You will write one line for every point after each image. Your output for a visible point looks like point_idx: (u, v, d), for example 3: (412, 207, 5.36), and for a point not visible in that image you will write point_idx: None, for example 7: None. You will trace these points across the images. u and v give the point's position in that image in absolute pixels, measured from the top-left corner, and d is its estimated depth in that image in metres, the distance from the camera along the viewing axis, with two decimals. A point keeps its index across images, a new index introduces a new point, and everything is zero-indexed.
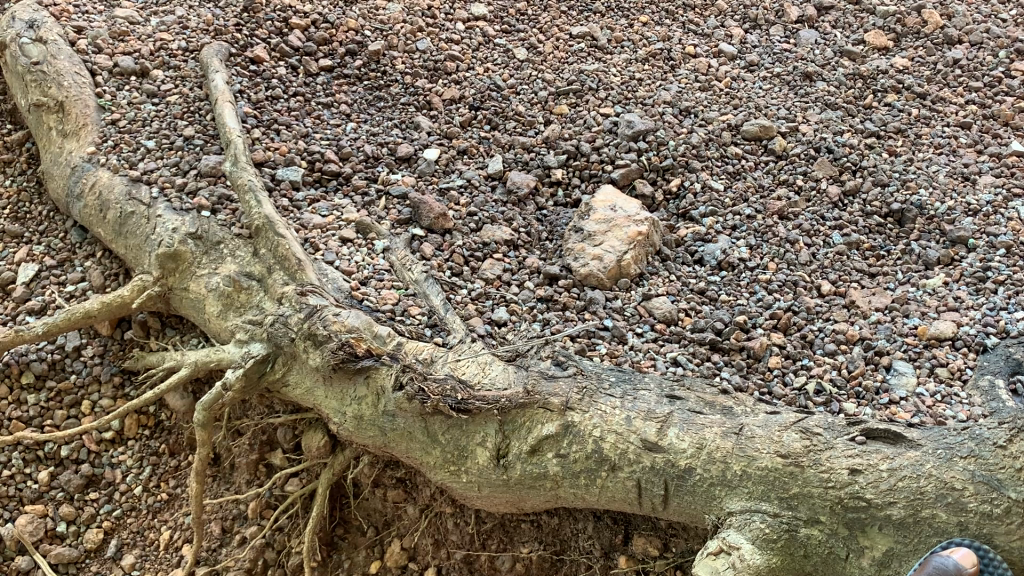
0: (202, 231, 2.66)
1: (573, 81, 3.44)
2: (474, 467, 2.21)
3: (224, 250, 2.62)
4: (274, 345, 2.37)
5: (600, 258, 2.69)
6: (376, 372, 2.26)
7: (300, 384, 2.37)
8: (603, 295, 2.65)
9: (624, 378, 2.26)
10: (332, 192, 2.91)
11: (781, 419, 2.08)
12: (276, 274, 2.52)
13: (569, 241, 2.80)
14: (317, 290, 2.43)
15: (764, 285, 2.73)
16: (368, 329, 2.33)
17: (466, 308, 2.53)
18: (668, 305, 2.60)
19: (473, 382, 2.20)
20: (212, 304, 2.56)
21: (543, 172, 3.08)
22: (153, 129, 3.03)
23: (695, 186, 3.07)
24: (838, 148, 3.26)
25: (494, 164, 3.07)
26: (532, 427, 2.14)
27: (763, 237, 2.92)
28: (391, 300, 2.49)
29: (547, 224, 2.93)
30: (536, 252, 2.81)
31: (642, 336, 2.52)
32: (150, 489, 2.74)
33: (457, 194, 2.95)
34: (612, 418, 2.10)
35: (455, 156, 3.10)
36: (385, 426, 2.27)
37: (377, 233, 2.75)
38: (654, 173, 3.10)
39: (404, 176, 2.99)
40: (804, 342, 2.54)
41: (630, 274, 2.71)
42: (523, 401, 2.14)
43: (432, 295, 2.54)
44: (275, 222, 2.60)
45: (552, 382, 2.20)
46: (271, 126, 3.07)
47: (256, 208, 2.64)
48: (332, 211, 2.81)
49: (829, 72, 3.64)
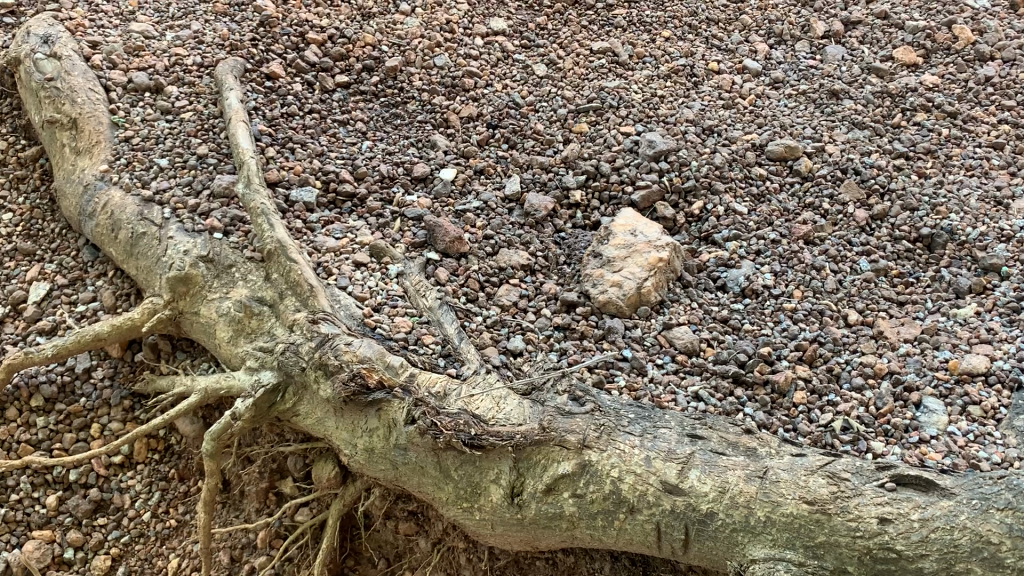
0: (214, 254, 2.62)
1: (593, 99, 3.37)
2: (487, 505, 2.14)
3: (236, 274, 2.58)
4: (284, 375, 2.31)
5: (619, 285, 2.62)
6: (388, 405, 2.20)
7: (311, 415, 2.32)
8: (623, 323, 2.58)
9: (643, 416, 2.19)
10: (347, 214, 2.85)
11: (807, 462, 2.00)
12: (287, 300, 2.46)
13: (587, 266, 2.73)
14: (329, 317, 2.38)
15: (790, 314, 2.66)
16: (381, 360, 2.28)
17: (481, 337, 2.47)
18: (690, 335, 2.53)
19: (487, 417, 2.14)
20: (222, 329, 2.51)
21: (562, 193, 3.01)
22: (167, 147, 3.00)
23: (718, 209, 2.99)
24: (866, 170, 3.17)
25: (511, 185, 3.01)
26: (548, 465, 2.07)
27: (788, 263, 2.84)
28: (404, 328, 2.44)
29: (566, 248, 2.86)
30: (553, 277, 2.75)
31: (663, 368, 2.45)
32: (159, 515, 2.70)
33: (474, 216, 2.89)
34: (631, 459, 2.04)
35: (472, 176, 3.04)
36: (396, 460, 2.21)
37: (391, 257, 2.68)
38: (676, 195, 3.02)
39: (420, 197, 2.93)
40: (831, 375, 2.46)
41: (651, 302, 2.63)
42: (539, 438, 2.08)
43: (446, 323, 2.48)
44: (288, 246, 2.54)
45: (568, 419, 2.13)
46: (286, 144, 3.02)
47: (268, 231, 2.58)
48: (346, 234, 2.75)
49: (856, 90, 3.55)
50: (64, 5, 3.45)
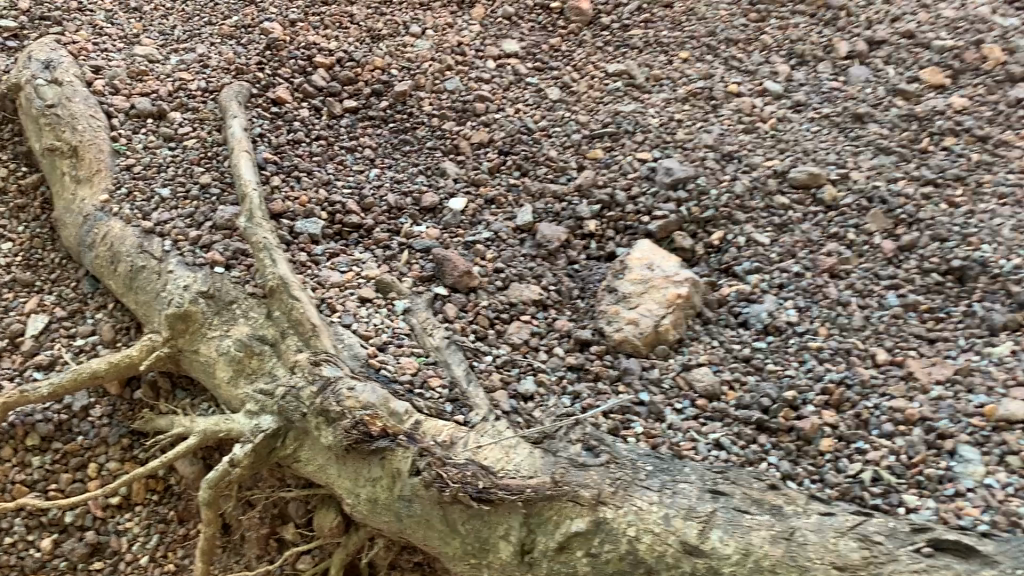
0: (214, 290, 2.52)
1: (609, 124, 3.26)
2: (497, 562, 2.05)
3: (237, 311, 2.48)
4: (285, 420, 2.23)
5: (635, 323, 2.51)
6: (392, 454, 2.10)
7: (312, 461, 2.23)
8: (639, 363, 2.47)
9: (662, 468, 2.09)
10: (353, 246, 2.74)
11: (837, 522, 1.88)
12: (289, 339, 2.35)
13: (602, 302, 2.62)
14: (332, 359, 2.27)
15: (815, 354, 2.53)
16: (385, 405, 2.17)
17: (491, 379, 2.37)
18: (710, 378, 2.42)
19: (496, 469, 2.04)
20: (222, 368, 2.41)
21: (576, 223, 2.90)
22: (169, 176, 2.92)
23: (739, 240, 2.87)
24: (893, 198, 3.04)
25: (524, 215, 2.90)
26: (560, 522, 1.98)
27: (813, 297, 2.71)
28: (410, 370, 2.33)
29: (579, 281, 2.75)
30: (567, 313, 2.64)
31: (682, 413, 2.34)
32: (157, 559, 2.60)
33: (484, 247, 2.78)
34: (649, 516, 1.93)
35: (482, 206, 2.93)
36: (401, 512, 2.11)
37: (398, 292, 2.57)
38: (695, 225, 2.91)
39: (429, 228, 2.82)
40: (859, 421, 2.34)
41: (669, 341, 2.52)
42: (551, 493, 1.98)
43: (455, 364, 2.37)
44: (291, 283, 2.43)
45: (582, 472, 2.04)
46: (291, 173, 2.91)
47: (270, 267, 2.46)
48: (352, 267, 2.63)
49: (881, 113, 3.43)
50: (68, 29, 3.38)
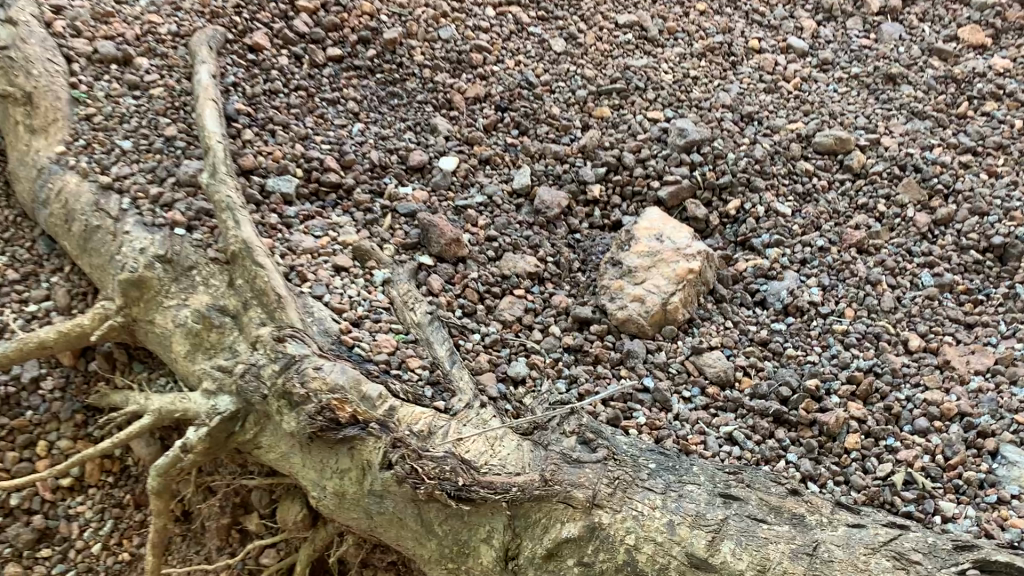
0: (173, 254, 2.27)
1: (617, 79, 2.97)
2: (477, 568, 1.81)
3: (197, 277, 2.24)
4: (244, 401, 1.98)
5: (641, 300, 2.24)
6: (362, 443, 1.85)
7: (274, 448, 1.99)
8: (644, 346, 2.22)
9: (666, 466, 1.83)
10: (330, 208, 2.48)
11: (867, 536, 1.63)
12: (252, 311, 2.10)
13: (605, 276, 2.35)
14: (298, 334, 2.01)
15: (840, 338, 2.27)
16: (355, 388, 1.91)
17: (478, 360, 2.12)
18: (724, 362, 2.16)
19: (478, 463, 1.79)
20: (179, 342, 2.17)
21: (578, 187, 2.63)
22: (132, 127, 2.65)
23: (758, 209, 2.61)
24: (928, 166, 2.76)
25: (520, 176, 2.62)
26: (549, 526, 1.74)
27: (838, 275, 2.45)
28: (387, 349, 2.07)
29: (580, 252, 2.50)
30: (565, 288, 2.39)
31: (691, 403, 2.10)
32: (110, 547, 2.40)
33: (476, 213, 2.51)
34: (651, 523, 1.69)
35: (476, 166, 2.65)
36: (371, 509, 1.87)
37: (377, 261, 2.30)
38: (709, 192, 2.63)
39: (415, 189, 2.55)
40: (889, 415, 2.08)
41: (677, 321, 2.26)
42: (540, 494, 1.74)
43: (437, 343, 2.11)
44: (255, 248, 2.15)
45: (576, 469, 1.79)
46: (266, 126, 2.62)
47: (232, 229, 2.18)
48: (328, 231, 2.36)
49: (916, 74, 3.13)
50: None
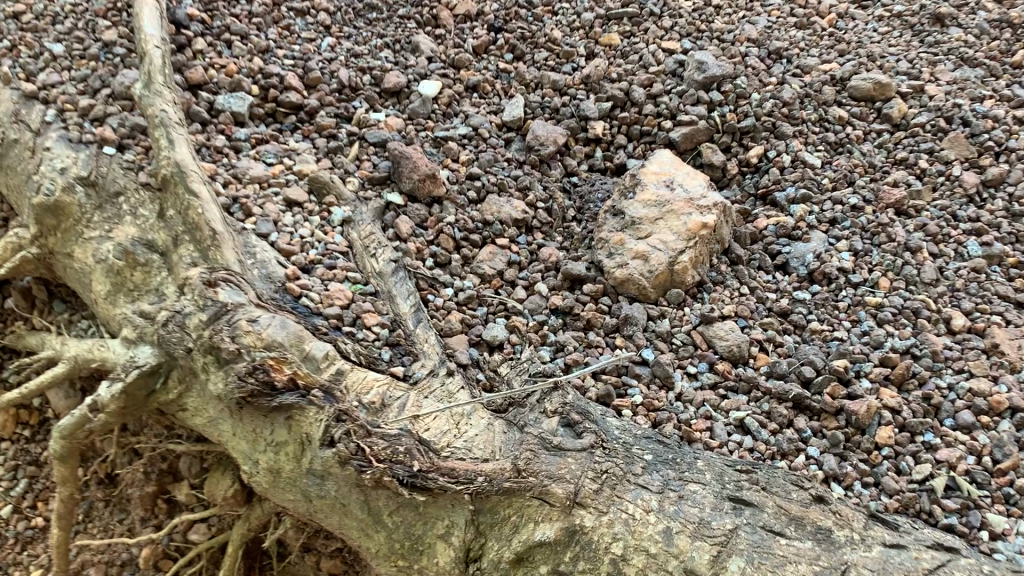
0: (98, 176, 1.93)
1: (630, 3, 2.60)
2: (432, 569, 1.50)
3: (124, 205, 1.90)
4: (167, 354, 1.67)
5: (644, 258, 1.91)
6: (302, 413, 1.53)
7: (201, 412, 1.68)
8: (645, 311, 1.90)
9: (663, 458, 1.52)
10: (287, 132, 2.14)
11: (910, 563, 1.33)
12: (183, 248, 1.76)
13: (603, 227, 2.01)
14: (234, 278, 1.69)
15: (873, 313, 1.95)
16: (297, 347, 1.60)
17: (448, 320, 1.80)
18: (738, 335, 1.84)
19: (438, 445, 1.48)
20: (100, 281, 1.84)
21: (578, 123, 2.27)
22: (65, 30, 2.29)
23: (784, 158, 2.26)
24: (977, 120, 2.36)
25: (512, 108, 2.27)
26: (520, 526, 1.43)
27: (872, 239, 2.11)
28: (340, 301, 1.75)
29: (576, 199, 2.16)
30: (556, 240, 2.06)
31: (696, 380, 1.80)
32: (22, 511, 2.08)
33: (458, 146, 2.16)
34: (643, 531, 1.39)
35: (461, 93, 2.30)
36: (310, 491, 1.55)
37: (337, 196, 1.96)
38: (729, 136, 2.29)
39: (390, 116, 2.21)
40: (927, 407, 1.76)
41: (685, 284, 1.93)
42: (510, 486, 1.43)
43: (400, 297, 1.79)
44: (189, 173, 1.81)
45: (556, 458, 1.47)
46: (221, 36, 2.26)
47: (165, 150, 1.83)
48: (282, 159, 2.04)
49: (967, 16, 2.75)
50: None
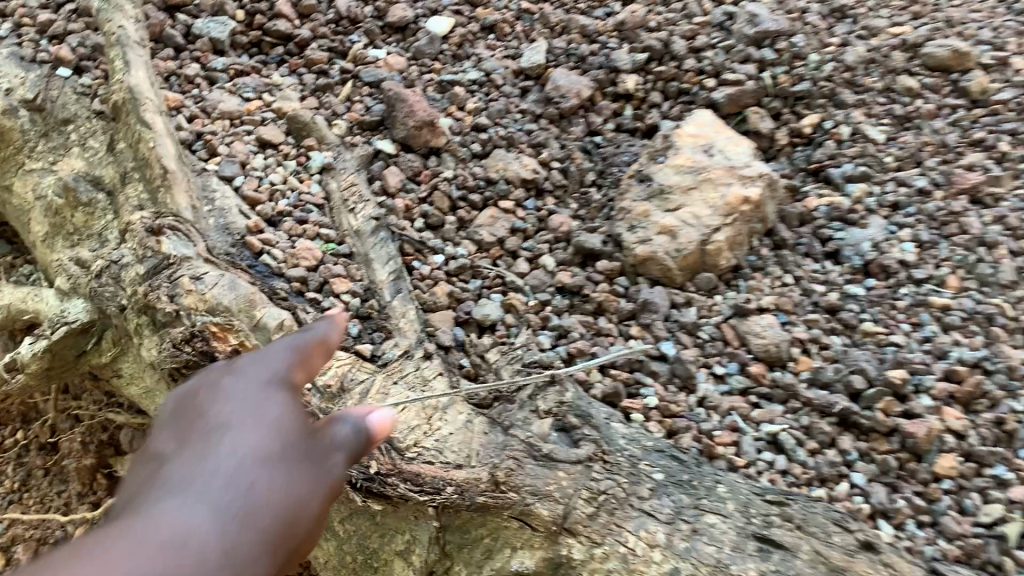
0: (46, 100, 1.67)
1: None
2: None
3: (72, 134, 1.63)
4: (100, 311, 1.41)
5: (671, 234, 1.62)
6: None
7: (137, 380, 1.44)
8: (669, 297, 1.62)
9: (677, 480, 1.24)
10: (272, 66, 1.87)
11: None
12: (130, 187, 1.50)
13: (627, 195, 1.72)
14: (182, 226, 1.42)
15: (938, 316, 1.64)
16: (246, 312, 1.34)
17: (433, 293, 1.55)
18: (779, 333, 1.55)
19: (403, 443, 1.21)
20: (38, 222, 1.57)
21: (608, 74, 1.96)
22: None
23: (843, 130, 1.94)
24: None
25: (532, 53, 1.98)
26: (494, 550, 1.19)
27: (942, 229, 1.78)
28: (307, 262, 1.49)
29: (598, 160, 1.85)
30: (570, 207, 1.77)
31: (724, 384, 1.53)
32: None
33: (466, 93, 1.88)
34: (645, 571, 1.13)
35: (475, 34, 2.02)
36: None
37: (319, 139, 1.70)
38: (781, 101, 1.97)
39: (391, 54, 1.92)
40: (1000, 433, 1.44)
41: (719, 268, 1.65)
42: (485, 502, 1.17)
43: (379, 262, 1.51)
44: (144, 101, 1.55)
45: (546, 470, 1.20)
46: None
47: (119, 73, 1.58)
48: (262, 94, 1.78)
49: None
50: None
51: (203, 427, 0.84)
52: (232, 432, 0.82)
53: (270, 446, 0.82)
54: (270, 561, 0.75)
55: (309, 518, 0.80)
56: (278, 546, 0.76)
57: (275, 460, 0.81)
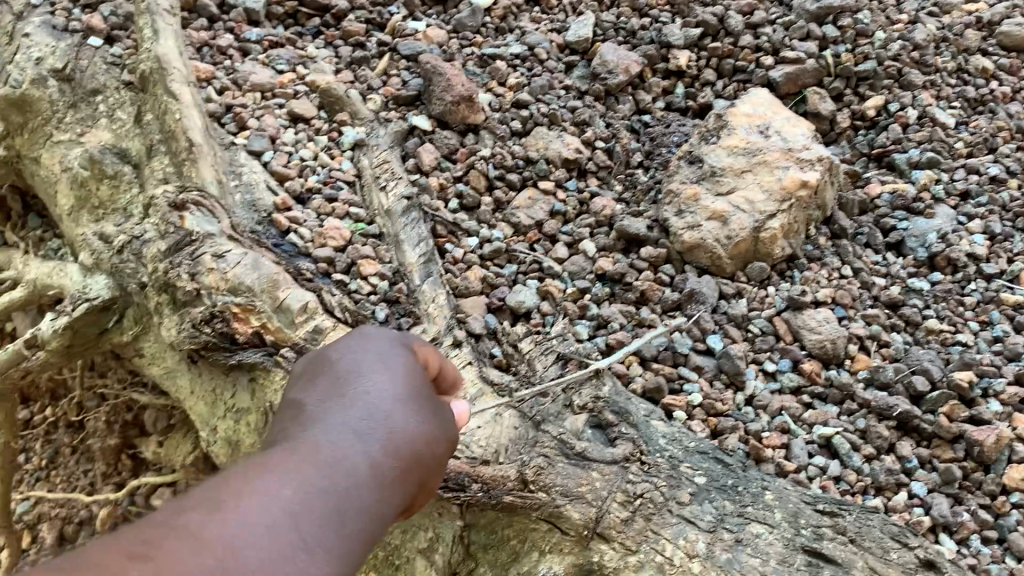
0: (74, 70, 1.62)
1: None
2: None
3: (101, 105, 1.58)
4: (121, 288, 1.37)
5: (722, 220, 1.53)
6: (266, 377, 1.21)
7: (158, 361, 1.38)
8: (717, 287, 1.52)
9: (721, 485, 1.16)
10: (308, 38, 1.80)
11: None
12: (156, 161, 1.45)
13: (675, 177, 1.62)
14: (207, 202, 1.36)
15: (1009, 315, 1.53)
16: (270, 294, 1.27)
17: (466, 278, 1.48)
18: (835, 328, 1.45)
19: None
20: (63, 194, 1.52)
21: (658, 50, 1.86)
22: None
23: (910, 113, 1.82)
24: None
25: (578, 26, 1.88)
26: (521, 554, 1.10)
27: (1015, 222, 1.66)
28: (335, 241, 1.43)
29: (645, 141, 1.76)
30: (615, 190, 1.68)
31: (774, 382, 1.44)
32: None
33: (508, 67, 1.80)
34: None
35: (520, 7, 1.93)
36: None
37: (353, 113, 1.63)
38: (844, 81, 1.85)
39: (431, 25, 1.84)
40: None
41: (772, 257, 1.54)
42: (511, 502, 1.09)
43: (409, 245, 1.44)
44: (171, 71, 1.49)
45: (579, 470, 1.12)
46: None
47: (147, 43, 1.53)
48: (296, 66, 1.71)
49: None
50: None
51: (337, 363, 0.89)
52: (368, 373, 0.86)
53: (400, 393, 0.85)
54: (399, 494, 0.80)
55: (437, 455, 0.85)
56: (406, 482, 0.81)
57: (408, 402, 0.85)
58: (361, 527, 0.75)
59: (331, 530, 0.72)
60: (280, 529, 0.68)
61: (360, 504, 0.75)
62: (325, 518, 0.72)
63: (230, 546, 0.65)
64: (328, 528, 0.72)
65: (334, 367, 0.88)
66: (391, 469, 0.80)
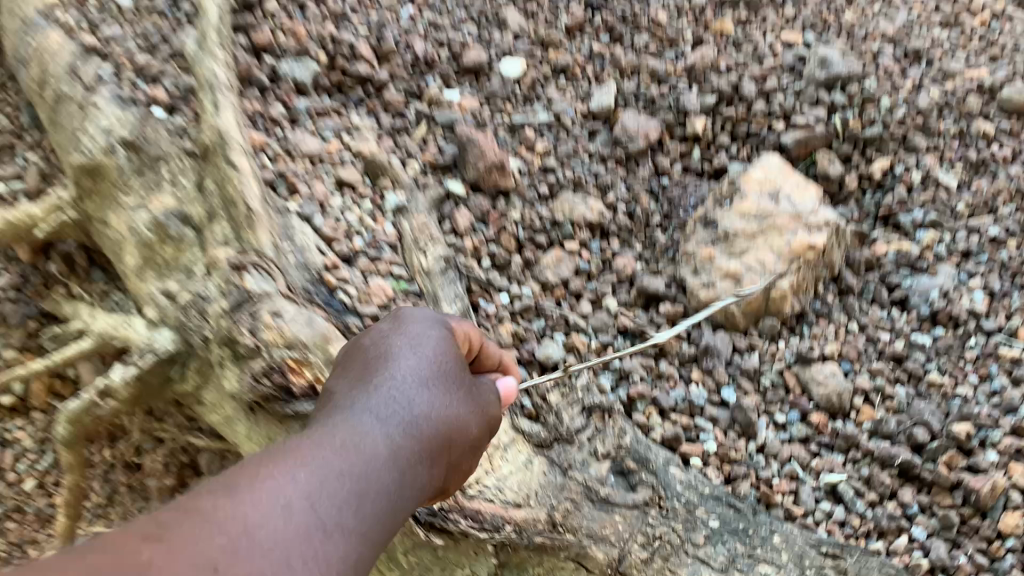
0: (141, 138, 1.73)
1: None
2: None
3: (166, 172, 1.69)
4: (186, 342, 1.51)
5: (735, 279, 1.66)
6: None
7: (218, 409, 1.51)
8: (731, 342, 1.64)
9: (734, 530, 1.30)
10: (352, 106, 1.92)
11: None
12: (217, 224, 1.54)
13: (691, 239, 1.74)
14: (264, 264, 1.48)
15: (1008, 369, 1.63)
16: (322, 348, 1.40)
17: (499, 332, 1.61)
18: (840, 382, 1.57)
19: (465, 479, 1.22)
20: (130, 253, 1.67)
21: (676, 117, 2.00)
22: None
23: (913, 176, 1.94)
24: None
25: (602, 95, 2.01)
26: None
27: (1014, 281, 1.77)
28: (378, 300, 1.56)
29: (664, 203, 1.89)
30: (635, 248, 1.82)
31: (784, 432, 1.55)
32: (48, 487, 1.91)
33: (535, 134, 1.94)
34: None
35: (547, 76, 2.06)
36: None
37: (393, 180, 1.77)
38: (851, 145, 1.97)
39: (465, 95, 1.99)
40: None
41: (782, 314, 1.65)
42: (542, 542, 1.20)
43: (446, 302, 1.61)
44: (232, 142, 1.60)
45: (602, 512, 1.26)
46: None
47: (210, 116, 1.64)
48: (340, 135, 1.82)
49: None
50: None
51: (375, 356, 1.13)
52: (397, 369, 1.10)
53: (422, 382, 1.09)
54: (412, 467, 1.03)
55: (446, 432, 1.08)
56: (419, 458, 1.04)
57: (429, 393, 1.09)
58: (375, 504, 0.96)
59: (352, 503, 0.93)
60: (302, 505, 0.89)
61: (376, 483, 0.97)
62: (344, 497, 0.93)
63: (249, 525, 0.85)
64: (344, 506, 0.92)
65: (373, 361, 1.12)
66: (404, 453, 1.02)
